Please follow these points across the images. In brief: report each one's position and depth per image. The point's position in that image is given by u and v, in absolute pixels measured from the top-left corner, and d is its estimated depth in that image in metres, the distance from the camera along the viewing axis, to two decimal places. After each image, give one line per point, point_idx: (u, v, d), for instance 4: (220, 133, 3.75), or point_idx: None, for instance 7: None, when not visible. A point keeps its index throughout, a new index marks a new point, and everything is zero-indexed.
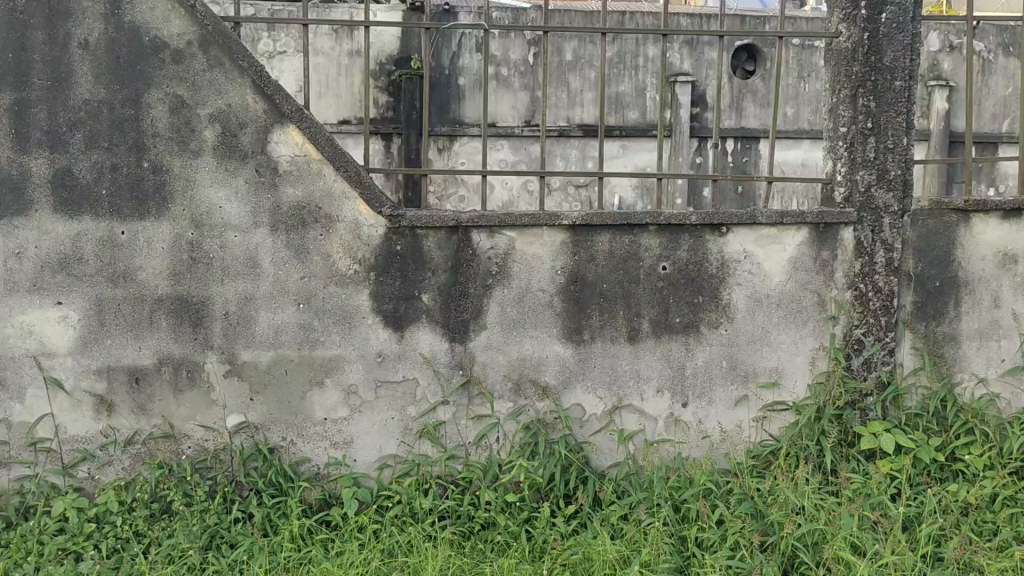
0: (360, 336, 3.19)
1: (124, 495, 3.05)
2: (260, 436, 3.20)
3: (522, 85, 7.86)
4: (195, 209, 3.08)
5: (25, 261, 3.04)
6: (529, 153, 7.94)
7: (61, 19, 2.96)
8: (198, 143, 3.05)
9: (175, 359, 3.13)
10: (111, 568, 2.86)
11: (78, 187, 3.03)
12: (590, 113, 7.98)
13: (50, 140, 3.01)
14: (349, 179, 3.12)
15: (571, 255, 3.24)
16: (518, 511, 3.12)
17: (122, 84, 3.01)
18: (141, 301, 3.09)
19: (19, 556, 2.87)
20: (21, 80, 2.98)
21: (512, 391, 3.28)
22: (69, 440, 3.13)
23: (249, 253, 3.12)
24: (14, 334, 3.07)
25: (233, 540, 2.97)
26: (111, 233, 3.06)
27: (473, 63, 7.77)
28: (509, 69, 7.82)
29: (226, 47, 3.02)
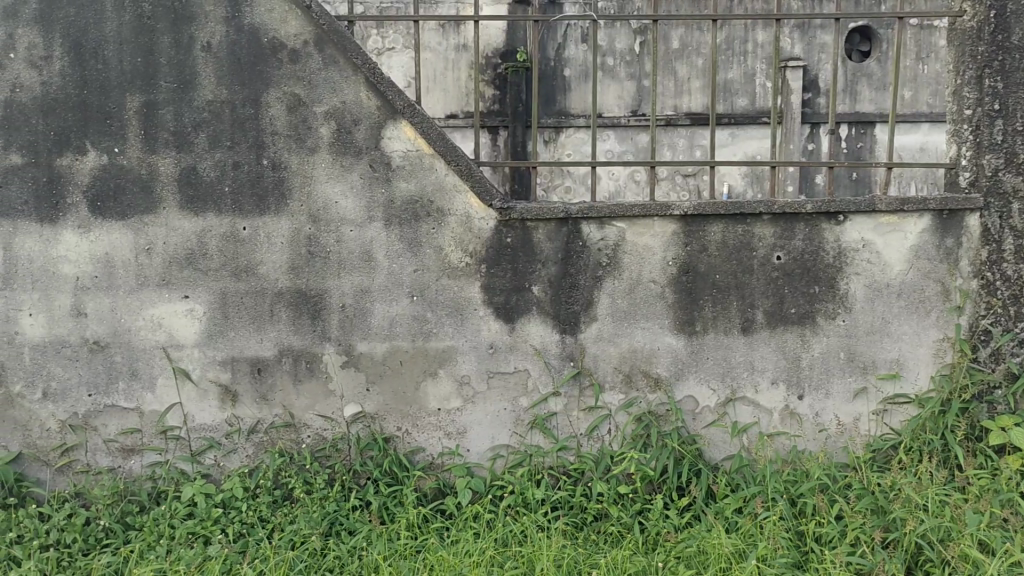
0: (472, 328, 3.23)
1: (248, 481, 3.15)
2: (376, 426, 3.27)
3: (628, 75, 7.80)
4: (312, 205, 3.17)
5: (155, 256, 3.17)
6: (636, 143, 7.79)
7: (185, 23, 3.08)
8: (314, 140, 3.14)
9: (295, 350, 3.22)
10: (238, 552, 2.95)
11: (202, 184, 3.15)
12: (699, 101, 7.85)
13: (176, 140, 3.13)
14: (460, 172, 3.16)
15: (683, 245, 3.20)
16: (630, 502, 3.12)
17: (243, 85, 3.11)
18: (262, 294, 3.20)
19: (152, 539, 2.99)
20: (149, 83, 3.10)
21: (623, 383, 3.27)
22: (196, 428, 3.25)
23: (364, 246, 3.19)
24: (144, 326, 3.21)
25: (352, 527, 3.05)
26: (233, 229, 3.17)
27: (580, 54, 7.74)
28: (616, 59, 7.75)
29: (341, 47, 3.10)
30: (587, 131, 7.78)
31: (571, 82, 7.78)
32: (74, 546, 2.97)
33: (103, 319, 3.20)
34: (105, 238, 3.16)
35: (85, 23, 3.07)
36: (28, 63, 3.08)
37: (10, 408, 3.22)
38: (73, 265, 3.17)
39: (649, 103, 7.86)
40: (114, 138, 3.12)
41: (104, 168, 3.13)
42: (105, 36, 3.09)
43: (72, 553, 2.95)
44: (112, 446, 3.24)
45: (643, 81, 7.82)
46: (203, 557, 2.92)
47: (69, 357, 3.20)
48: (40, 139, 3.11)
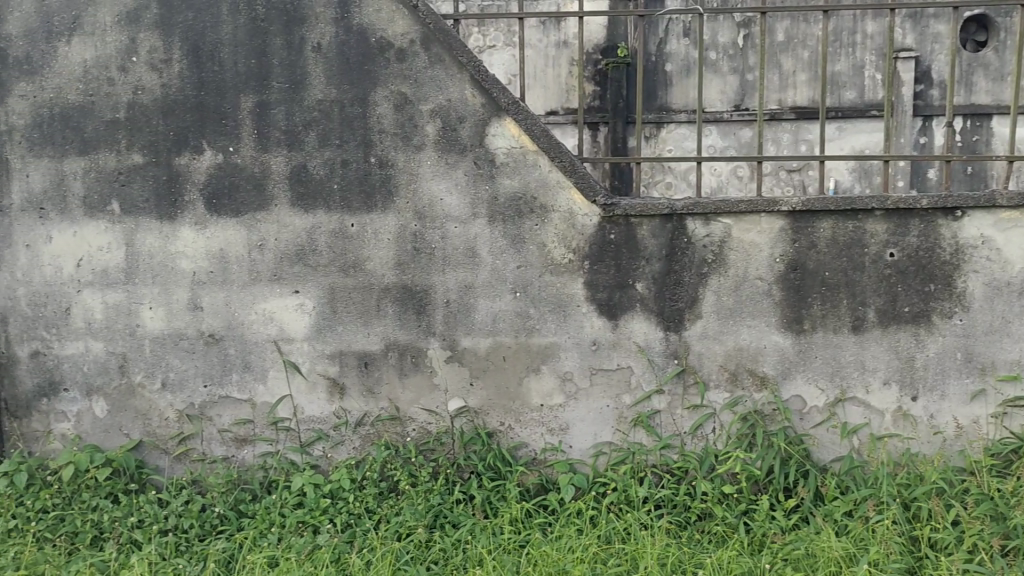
0: (575, 325, 3.23)
1: (355, 473, 3.22)
2: (479, 420, 3.30)
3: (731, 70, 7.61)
4: (418, 202, 3.21)
5: (266, 252, 3.26)
6: (740, 137, 7.70)
7: (296, 25, 3.15)
8: (420, 138, 3.18)
9: (401, 345, 3.28)
10: (346, 541, 3.02)
11: (312, 182, 3.22)
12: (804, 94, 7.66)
13: (288, 140, 3.21)
14: (563, 169, 3.15)
15: (791, 242, 3.14)
16: (735, 502, 3.08)
17: (352, 84, 3.17)
18: (370, 289, 3.26)
19: (264, 526, 3.08)
20: (262, 84, 3.19)
21: (728, 381, 3.22)
22: (305, 420, 3.33)
23: (468, 243, 3.22)
24: (257, 320, 3.29)
25: (456, 520, 3.09)
26: (342, 226, 3.24)
27: (681, 48, 7.58)
28: (719, 53, 7.59)
29: (448, 45, 3.14)
30: (689, 126, 7.66)
31: (673, 77, 7.61)
32: (191, 532, 3.07)
33: (218, 313, 3.29)
34: (220, 234, 3.26)
35: (203, 27, 3.18)
36: (149, 66, 3.20)
37: (131, 398, 3.35)
38: (190, 261, 3.27)
39: (754, 97, 7.66)
40: (229, 138, 3.22)
41: (219, 166, 3.23)
42: (221, 39, 3.18)
43: (189, 539, 3.06)
44: (226, 436, 3.34)
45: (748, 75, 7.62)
46: (313, 545, 2.99)
47: (187, 349, 3.31)
48: (160, 139, 3.23)
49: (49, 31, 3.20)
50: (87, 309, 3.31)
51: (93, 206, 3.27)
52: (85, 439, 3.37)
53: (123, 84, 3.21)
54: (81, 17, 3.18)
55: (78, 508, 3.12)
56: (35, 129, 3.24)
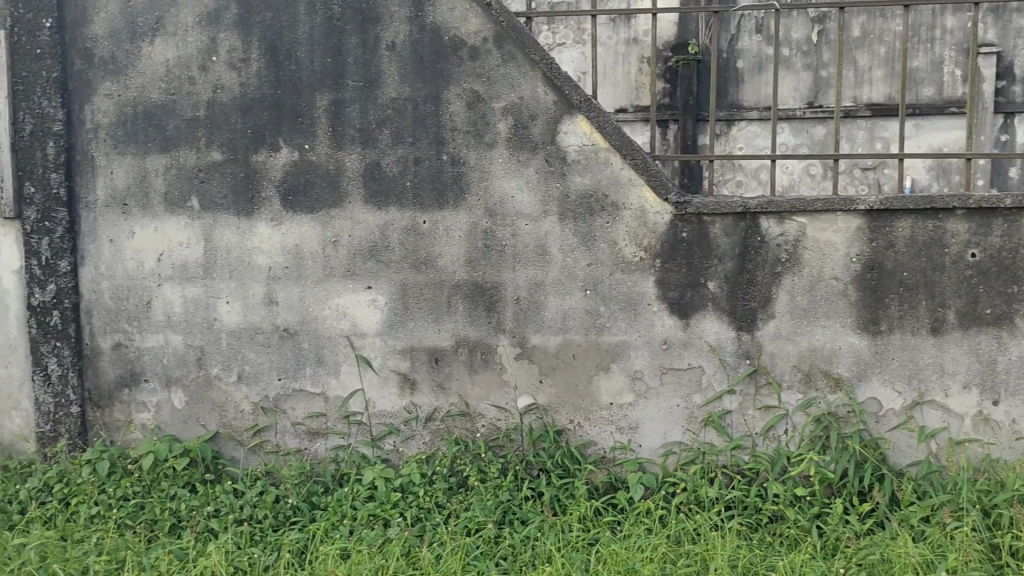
0: (646, 323, 3.21)
1: (425, 468, 3.25)
2: (549, 418, 3.31)
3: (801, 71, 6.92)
4: (490, 199, 3.23)
5: (340, 249, 3.30)
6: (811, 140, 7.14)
7: (372, 24, 3.20)
8: (492, 136, 3.20)
9: (471, 341, 3.30)
10: (417, 535, 3.04)
11: (385, 179, 3.26)
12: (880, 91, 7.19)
13: (362, 137, 3.25)
14: (636, 166, 3.14)
15: (868, 241, 3.08)
16: (808, 506, 3.04)
17: (425, 83, 3.21)
18: (441, 286, 3.28)
19: (336, 518, 3.12)
20: (337, 82, 3.24)
21: (801, 382, 3.18)
22: (377, 415, 3.37)
23: (539, 241, 3.23)
24: (330, 315, 3.34)
25: (525, 517, 3.10)
26: (414, 222, 3.27)
27: (753, 44, 7.13)
28: (792, 50, 7.18)
29: (521, 43, 3.15)
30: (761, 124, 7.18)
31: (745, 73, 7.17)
32: (265, 522, 3.13)
33: (292, 308, 3.35)
34: (296, 230, 3.31)
35: (281, 26, 3.24)
36: (228, 66, 3.27)
37: (208, 390, 3.42)
38: (266, 256, 3.33)
39: (830, 95, 7.18)
40: (305, 137, 3.27)
41: (295, 164, 3.28)
42: (298, 38, 3.24)
43: (264, 529, 3.11)
44: (300, 429, 3.40)
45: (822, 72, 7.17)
46: (384, 538, 3.02)
47: (262, 343, 3.38)
48: (239, 137, 3.29)
49: (133, 32, 3.29)
50: (166, 303, 3.39)
51: (173, 202, 3.35)
52: (164, 429, 3.45)
53: (203, 83, 3.28)
54: (164, 18, 3.27)
55: (157, 496, 3.21)
56: (119, 127, 3.33)
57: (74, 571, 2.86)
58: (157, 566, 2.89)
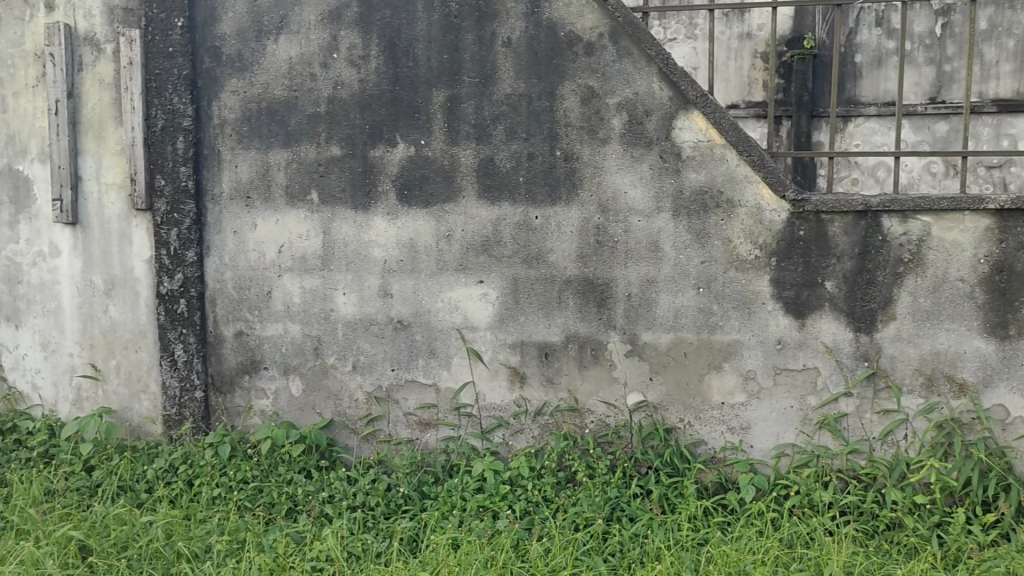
0: (760, 322, 3.16)
1: (534, 461, 3.27)
2: (658, 416, 3.29)
3: (930, 59, 5.72)
4: (603, 195, 3.22)
5: (453, 243, 3.35)
6: (934, 132, 5.72)
7: (488, 20, 3.23)
8: (606, 131, 3.20)
9: (581, 337, 3.30)
10: (525, 528, 3.07)
11: (499, 174, 3.29)
12: (1011, 84, 5.71)
13: (476, 133, 3.29)
14: (752, 163, 3.09)
15: (998, 242, 2.96)
16: (928, 514, 2.95)
17: (539, 79, 3.22)
18: (552, 281, 3.29)
19: (446, 509, 3.16)
20: (454, 78, 3.28)
21: (923, 387, 3.08)
22: (486, 407, 3.40)
23: (652, 237, 3.21)
24: (443, 307, 3.39)
25: (633, 514, 3.09)
26: (526, 217, 3.28)
27: (873, 35, 5.72)
28: (915, 48, 5.73)
29: (636, 38, 3.13)
30: (879, 117, 5.75)
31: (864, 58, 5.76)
32: (378, 509, 3.19)
33: (406, 300, 3.41)
34: (410, 224, 3.37)
35: (399, 23, 3.30)
36: (348, 63, 3.35)
37: (324, 378, 3.51)
38: (382, 250, 3.40)
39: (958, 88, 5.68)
40: (421, 132, 3.33)
41: (411, 159, 3.34)
42: (416, 35, 3.30)
43: (376, 516, 3.18)
44: (411, 419, 3.46)
45: (949, 62, 5.68)
46: (493, 530, 3.05)
47: (377, 334, 3.45)
48: (357, 132, 3.37)
49: (258, 30, 3.40)
50: (286, 294, 3.50)
51: (294, 195, 3.44)
52: (282, 416, 3.56)
53: (324, 79, 3.37)
54: (288, 16, 3.36)
55: (274, 480, 3.31)
56: (244, 122, 3.45)
57: (198, 549, 2.96)
58: (275, 548, 2.97)
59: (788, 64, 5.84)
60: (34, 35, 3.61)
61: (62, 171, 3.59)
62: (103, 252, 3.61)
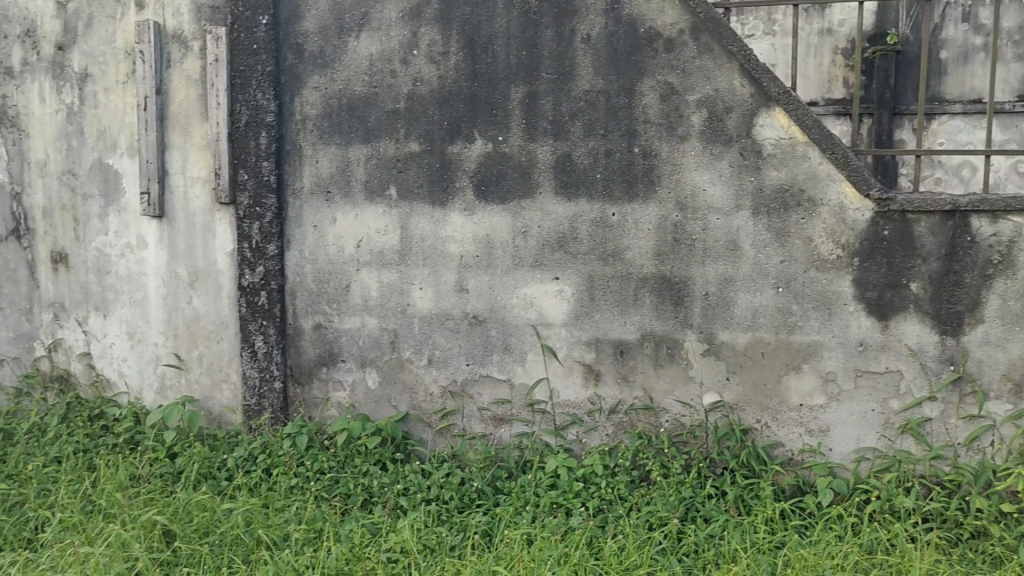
0: (841, 323, 3.10)
1: (608, 459, 3.26)
2: (735, 416, 3.25)
3: (1019, 55, 5.53)
4: (681, 193, 3.20)
5: (530, 239, 3.35)
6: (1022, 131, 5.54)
7: (567, 17, 3.23)
8: (685, 128, 3.17)
9: (657, 335, 3.28)
10: (599, 526, 3.06)
11: (576, 171, 3.28)
12: None
13: (554, 129, 3.29)
14: (835, 161, 3.03)
15: None
16: (1014, 523, 2.86)
17: (618, 76, 3.21)
18: (628, 279, 3.28)
19: (519, 504, 3.17)
20: (533, 74, 3.29)
21: (1011, 392, 2.99)
22: (560, 404, 3.40)
23: (730, 236, 3.17)
24: (518, 304, 3.40)
25: (708, 515, 3.06)
26: (603, 215, 3.28)
27: (959, 29, 5.58)
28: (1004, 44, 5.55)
29: (718, 34, 3.10)
30: (965, 116, 5.58)
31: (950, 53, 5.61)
32: (452, 503, 3.21)
33: (482, 295, 3.43)
34: (487, 220, 3.39)
35: (479, 20, 3.31)
36: (428, 59, 3.38)
37: (400, 371, 3.54)
38: (458, 245, 3.42)
39: None
40: (499, 128, 3.34)
41: (489, 155, 3.35)
42: (495, 32, 3.30)
43: (450, 509, 3.20)
44: (485, 415, 3.48)
45: None
46: (567, 527, 3.05)
47: (452, 329, 3.47)
48: (435, 128, 3.40)
49: (340, 27, 3.44)
50: (363, 287, 3.54)
51: (372, 190, 3.48)
52: (358, 408, 3.61)
53: (404, 76, 3.40)
54: (369, 14, 3.40)
55: (350, 472, 3.35)
56: (325, 118, 3.50)
57: (276, 537, 3.01)
58: (351, 538, 3.00)
59: (870, 61, 5.73)
60: (124, 33, 3.70)
61: (150, 165, 3.68)
62: (188, 245, 3.70)
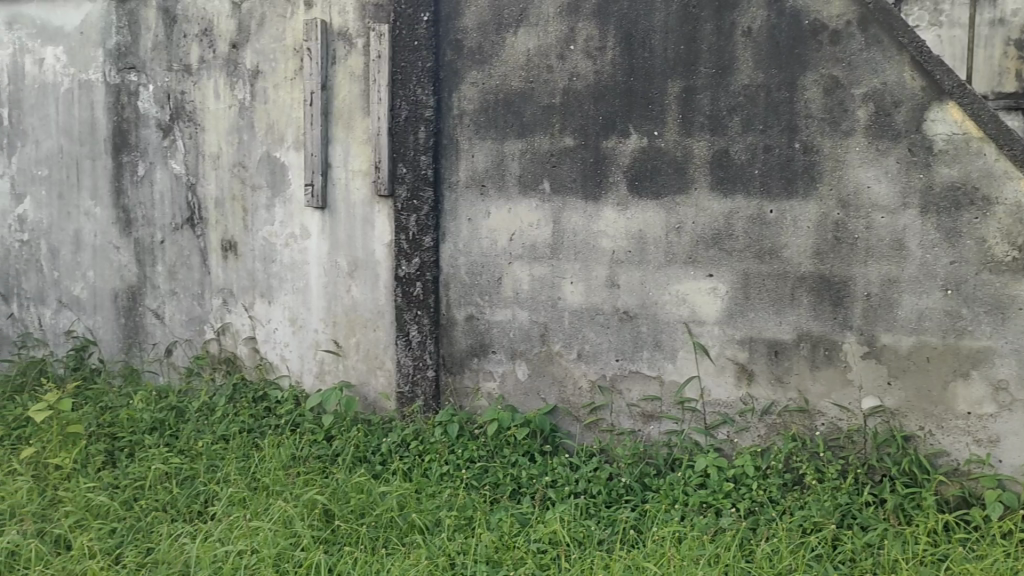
0: (1016, 329, 2.93)
1: (759, 461, 3.20)
2: (896, 423, 3.13)
3: None
4: (843, 190, 3.10)
5: (683, 235, 3.32)
6: None
7: (728, 10, 3.18)
8: (850, 123, 3.07)
9: (814, 336, 3.19)
10: (751, 528, 3.00)
11: (733, 166, 3.23)
12: None
13: (711, 124, 3.24)
14: (1013, 158, 2.88)
15: None
16: None
17: (779, 69, 3.14)
18: (785, 278, 3.20)
19: (668, 502, 3.14)
20: (691, 68, 3.25)
21: None
22: (711, 403, 3.36)
23: (896, 234, 3.05)
24: (670, 300, 3.37)
25: (865, 523, 2.96)
26: (760, 212, 3.21)
27: None
28: None
29: (887, 26, 2.99)
30: None
31: None
32: (599, 497, 3.22)
33: (633, 291, 3.41)
34: (640, 216, 3.37)
35: (637, 15, 3.30)
36: (584, 54, 3.38)
37: (549, 364, 3.57)
38: (610, 240, 3.42)
39: None
40: (655, 123, 3.32)
41: (644, 150, 3.34)
42: (653, 25, 3.28)
43: (598, 503, 3.21)
44: (634, 411, 3.47)
45: None
46: (717, 527, 3.01)
47: (602, 324, 3.47)
48: (590, 123, 3.40)
49: (498, 23, 3.48)
50: (515, 280, 3.58)
51: (526, 185, 3.52)
52: (507, 400, 3.66)
53: (560, 71, 3.42)
54: (527, 9, 3.43)
55: (499, 461, 3.40)
56: (481, 114, 3.55)
57: (428, 522, 3.09)
58: (501, 527, 3.05)
59: None
60: (293, 31, 3.86)
61: (314, 159, 3.83)
62: (348, 236, 3.83)
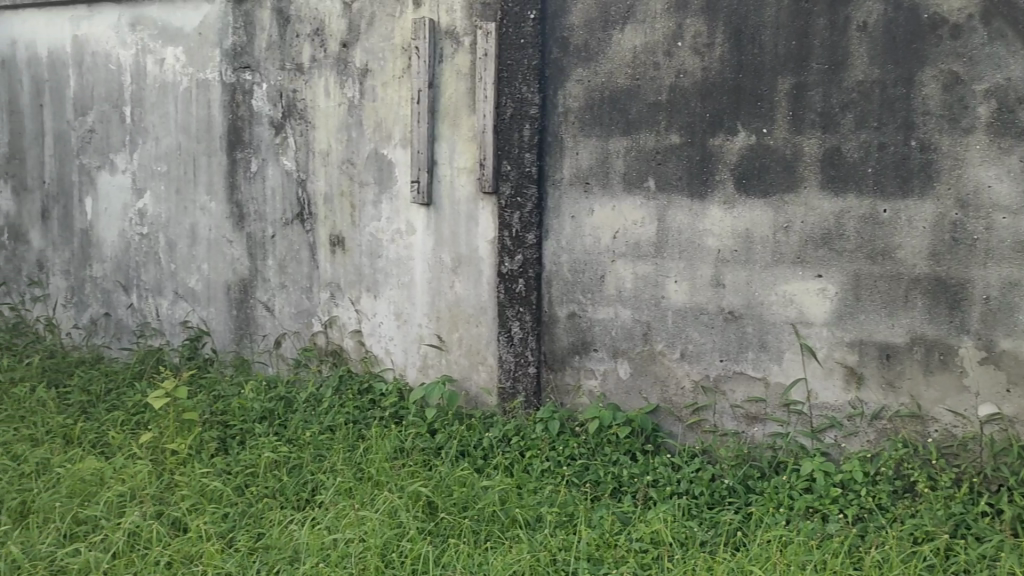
0: None
1: (868, 467, 3.12)
2: (1015, 431, 3.01)
3: None
4: (962, 189, 3.00)
5: (792, 235, 3.26)
6: None
7: (842, 5, 3.10)
8: (971, 120, 2.97)
9: (929, 340, 3.09)
10: (859, 535, 2.93)
11: (844, 164, 3.15)
12: None
13: (823, 122, 3.17)
14: None
15: None
16: None
17: (896, 64, 3.05)
18: (898, 279, 3.11)
19: (773, 505, 3.09)
20: (802, 64, 3.19)
21: None
22: (818, 406, 3.30)
23: (1018, 236, 2.94)
24: (777, 301, 3.31)
25: (981, 533, 2.85)
26: (873, 211, 3.13)
27: None
28: None
29: (1013, 19, 2.89)
30: None
31: None
32: (702, 498, 3.19)
33: (739, 291, 3.37)
34: (747, 214, 3.32)
35: (747, 10, 3.25)
36: (692, 51, 3.35)
37: (651, 363, 3.55)
38: (716, 239, 3.38)
39: None
40: (764, 121, 3.26)
41: (752, 148, 3.29)
42: (764, 21, 3.23)
43: (701, 504, 3.18)
44: (738, 412, 3.43)
45: None
46: (823, 533, 2.95)
47: (706, 324, 3.43)
48: (697, 120, 3.37)
49: (606, 20, 3.48)
50: (618, 278, 3.58)
51: (631, 182, 3.51)
52: (608, 398, 3.65)
53: (667, 68, 3.40)
54: (635, 6, 3.42)
55: (600, 459, 3.40)
56: (587, 111, 3.56)
57: (530, 517, 3.11)
58: (603, 524, 3.05)
59: None
60: (402, 30, 3.93)
61: (421, 156, 3.89)
62: (452, 232, 3.88)
